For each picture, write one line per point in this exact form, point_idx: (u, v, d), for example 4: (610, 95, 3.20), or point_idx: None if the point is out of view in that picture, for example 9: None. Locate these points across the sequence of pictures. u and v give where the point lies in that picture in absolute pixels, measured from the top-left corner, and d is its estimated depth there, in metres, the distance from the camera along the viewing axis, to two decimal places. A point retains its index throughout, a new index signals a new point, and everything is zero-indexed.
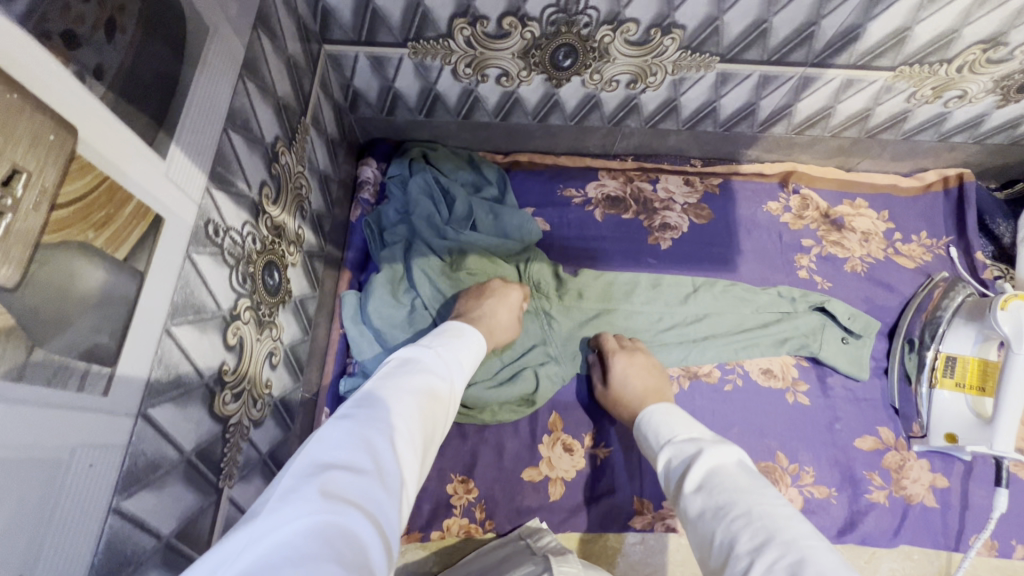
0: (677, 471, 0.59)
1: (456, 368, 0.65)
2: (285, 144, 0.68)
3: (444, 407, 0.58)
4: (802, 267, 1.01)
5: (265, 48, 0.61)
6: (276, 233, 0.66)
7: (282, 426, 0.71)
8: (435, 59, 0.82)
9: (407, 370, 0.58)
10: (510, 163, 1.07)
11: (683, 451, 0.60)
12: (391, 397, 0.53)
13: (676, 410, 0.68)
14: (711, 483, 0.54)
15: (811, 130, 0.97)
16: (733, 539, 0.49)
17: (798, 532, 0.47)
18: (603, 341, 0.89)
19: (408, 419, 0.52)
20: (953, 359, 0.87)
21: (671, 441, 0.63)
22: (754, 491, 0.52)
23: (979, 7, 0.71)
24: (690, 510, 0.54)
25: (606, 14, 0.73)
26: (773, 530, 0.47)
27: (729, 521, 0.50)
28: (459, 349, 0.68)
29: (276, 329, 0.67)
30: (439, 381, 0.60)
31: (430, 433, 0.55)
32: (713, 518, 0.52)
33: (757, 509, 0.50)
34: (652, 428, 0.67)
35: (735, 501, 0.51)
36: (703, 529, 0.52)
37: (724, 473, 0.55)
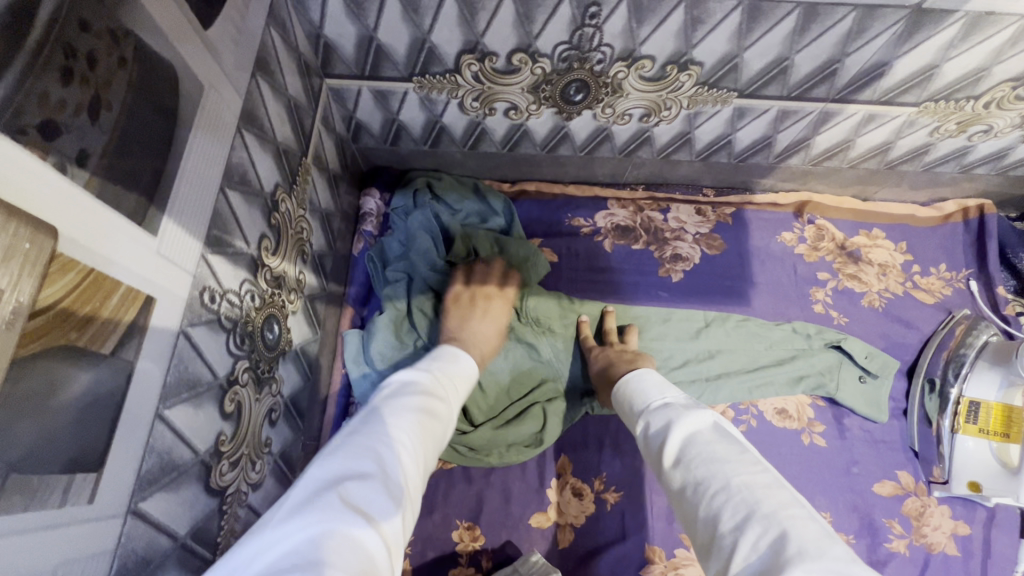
0: (654, 443, 0.56)
1: (457, 385, 0.62)
2: (285, 190, 0.65)
3: (447, 421, 0.56)
4: (817, 301, 0.98)
5: (264, 94, 0.58)
6: (275, 283, 0.63)
7: (283, 480, 0.68)
8: (441, 94, 0.79)
9: (411, 385, 0.56)
10: (516, 192, 1.05)
11: (657, 423, 0.57)
12: (402, 412, 0.50)
13: (650, 378, 0.67)
14: (688, 455, 0.51)
15: (829, 162, 0.94)
16: (715, 516, 0.46)
17: (777, 503, 0.44)
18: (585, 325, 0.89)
19: (413, 430, 0.49)
20: (976, 404, 0.84)
21: (646, 411, 0.61)
22: (732, 460, 0.49)
23: (1012, 46, 0.68)
24: (673, 486, 0.51)
25: (621, 51, 0.70)
26: (753, 503, 0.44)
27: (711, 498, 0.47)
28: (460, 365, 0.65)
29: (276, 383, 0.64)
30: (441, 395, 0.57)
31: (434, 447, 0.52)
32: (695, 494, 0.49)
33: (737, 481, 0.47)
34: (630, 397, 0.66)
35: (714, 473, 0.48)
36: (687, 505, 0.49)
37: (700, 442, 0.52)
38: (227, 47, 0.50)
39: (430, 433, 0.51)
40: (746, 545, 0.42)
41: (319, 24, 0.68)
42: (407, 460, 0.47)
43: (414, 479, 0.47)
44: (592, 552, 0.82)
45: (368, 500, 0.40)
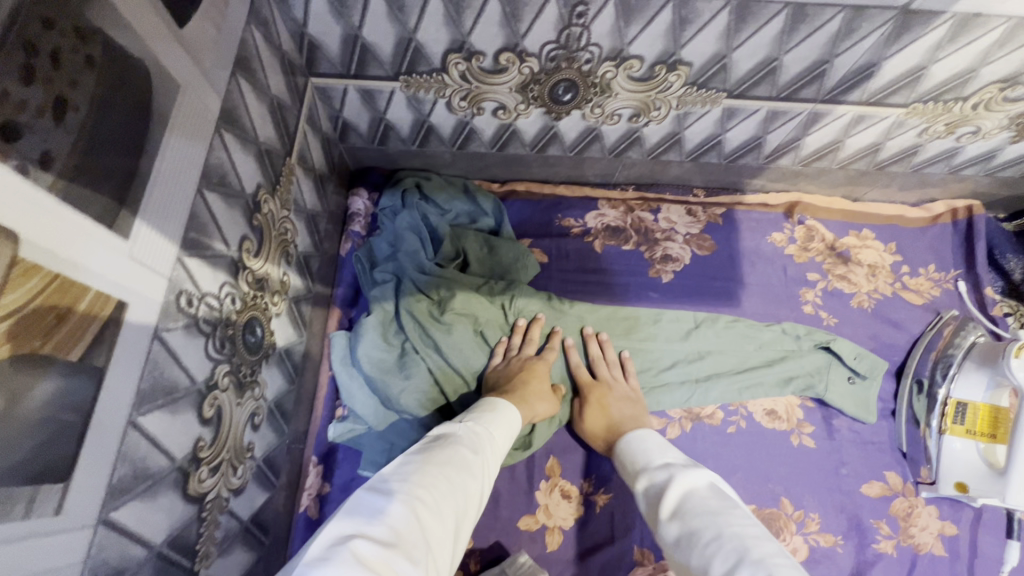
0: (654, 496, 0.58)
1: (488, 440, 0.66)
2: (268, 191, 0.64)
3: (475, 480, 0.59)
4: (807, 302, 0.98)
5: (245, 93, 0.57)
6: (258, 286, 0.62)
7: (266, 485, 0.68)
8: (429, 93, 0.78)
9: (437, 443, 0.61)
10: (506, 192, 1.04)
11: (655, 478, 0.59)
12: (423, 472, 0.55)
13: (646, 436, 0.68)
14: (682, 510, 0.53)
15: (818, 162, 0.94)
16: (707, 565, 0.47)
17: (765, 551, 0.46)
18: (571, 355, 0.89)
19: (435, 490, 0.54)
20: (964, 405, 0.84)
21: (643, 468, 0.63)
22: (724, 513, 0.50)
23: (1000, 47, 0.68)
24: (667, 538, 0.53)
25: (609, 50, 0.69)
26: (743, 550, 0.46)
27: (703, 548, 0.48)
28: (493, 421, 0.69)
29: (259, 387, 0.63)
30: (470, 452, 0.61)
31: (458, 507, 0.55)
32: (689, 545, 0.50)
33: (727, 533, 0.48)
34: (628, 451, 0.68)
35: (706, 524, 0.50)
36: (681, 558, 0.50)
37: (695, 498, 0.54)
38: (205, 47, 0.48)
39: (454, 494, 0.55)
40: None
41: (303, 22, 0.67)
42: (427, 521, 0.51)
43: (434, 539, 0.50)
44: (580, 555, 0.82)
45: (383, 558, 0.44)
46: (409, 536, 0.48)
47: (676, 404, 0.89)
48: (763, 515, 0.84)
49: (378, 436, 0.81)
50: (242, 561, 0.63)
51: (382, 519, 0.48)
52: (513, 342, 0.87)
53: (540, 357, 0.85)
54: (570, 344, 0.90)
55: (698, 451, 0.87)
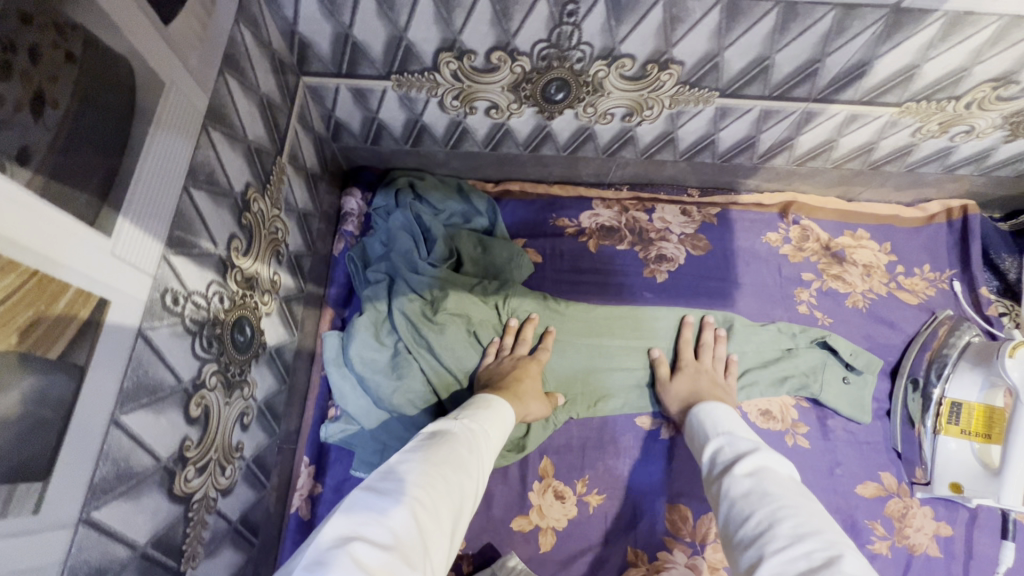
0: (729, 458, 0.61)
1: (483, 438, 0.65)
2: (258, 190, 0.64)
3: (471, 479, 0.59)
4: (802, 302, 0.98)
5: (233, 91, 0.57)
6: (247, 285, 0.62)
7: (256, 486, 0.67)
8: (421, 92, 0.78)
9: (433, 441, 0.60)
10: (500, 192, 1.04)
11: (739, 445, 0.62)
12: (420, 471, 0.55)
13: (728, 412, 0.72)
14: (761, 475, 0.55)
15: (812, 162, 0.94)
16: (773, 520, 0.49)
17: (837, 537, 0.47)
18: (689, 330, 0.92)
19: (431, 489, 0.53)
20: (959, 405, 0.83)
21: (728, 435, 0.66)
22: (805, 499, 0.52)
23: (991, 46, 0.68)
24: (732, 489, 0.56)
25: (601, 49, 0.69)
26: (817, 524, 0.48)
27: (775, 505, 0.51)
28: (486, 418, 0.69)
29: (248, 387, 0.63)
30: (465, 450, 0.61)
31: (455, 506, 0.55)
32: (756, 500, 0.52)
33: (805, 509, 0.50)
34: (710, 419, 0.71)
35: (786, 495, 0.52)
36: (743, 507, 0.53)
37: (775, 472, 0.56)
38: (192, 45, 0.48)
39: (451, 493, 0.55)
40: (797, 548, 0.45)
41: (294, 21, 0.67)
42: (425, 522, 0.50)
43: (432, 540, 0.50)
44: (574, 556, 0.82)
45: (383, 562, 0.44)
46: (408, 538, 0.48)
47: None
48: None
49: (370, 436, 0.81)
50: (231, 562, 0.62)
51: (379, 521, 0.48)
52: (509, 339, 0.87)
53: (534, 356, 0.85)
54: (689, 320, 0.93)
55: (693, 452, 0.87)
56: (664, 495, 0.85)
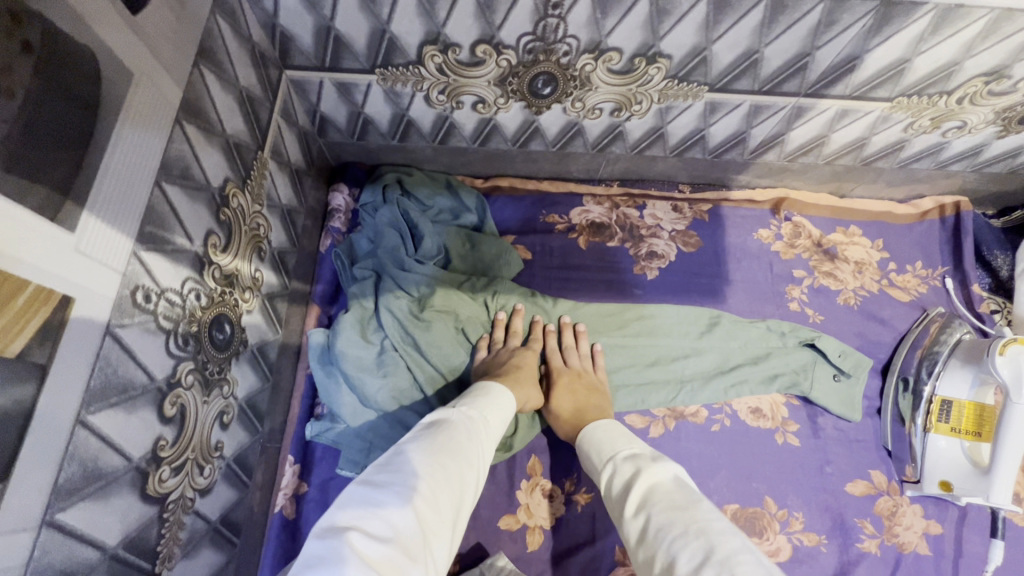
0: (619, 490, 0.57)
1: (482, 426, 0.65)
2: (238, 185, 0.63)
3: (472, 468, 0.59)
4: (793, 299, 0.97)
5: (210, 85, 0.56)
6: (226, 281, 0.61)
7: (238, 485, 0.66)
8: (406, 86, 0.77)
9: (433, 430, 0.60)
10: (489, 188, 1.03)
11: (624, 473, 0.58)
12: (419, 461, 0.55)
13: (610, 428, 0.68)
14: (646, 503, 0.53)
15: (804, 158, 0.93)
16: (672, 558, 0.47)
17: (728, 546, 0.45)
18: (549, 340, 0.88)
19: (430, 479, 0.53)
20: (948, 403, 0.83)
21: (611, 460, 0.62)
22: (686, 511, 0.50)
23: (983, 40, 0.67)
24: (631, 535, 0.52)
25: (587, 43, 0.68)
26: (707, 546, 0.45)
27: (667, 539, 0.48)
28: (485, 405, 0.68)
29: (228, 385, 0.62)
30: (465, 437, 0.61)
31: (456, 497, 0.55)
32: (652, 541, 0.49)
33: (690, 526, 0.48)
34: (595, 445, 0.67)
35: (671, 516, 0.50)
36: (646, 553, 0.50)
37: (660, 491, 0.53)
38: (164, 36, 0.47)
39: (451, 482, 0.55)
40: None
41: (274, 13, 0.65)
42: (424, 512, 0.50)
43: (432, 529, 0.50)
44: (561, 554, 0.81)
45: (384, 556, 0.44)
46: (408, 531, 0.48)
47: (660, 403, 0.89)
48: (747, 513, 0.83)
49: (356, 435, 0.80)
50: (212, 562, 0.62)
51: (378, 512, 0.48)
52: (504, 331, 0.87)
53: (529, 348, 0.86)
54: (549, 330, 0.90)
55: (682, 450, 0.87)
56: None
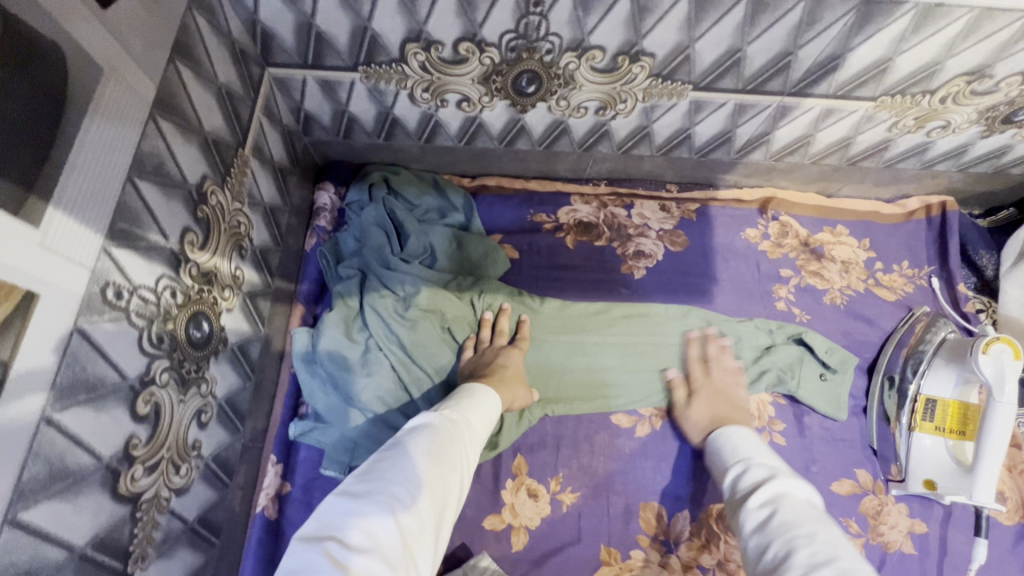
0: (749, 488, 0.63)
1: (466, 427, 0.65)
2: (216, 183, 0.62)
3: (456, 471, 0.58)
4: (779, 298, 0.97)
5: (186, 80, 0.55)
6: (205, 279, 0.60)
7: (217, 485, 0.66)
8: (390, 84, 0.76)
9: (414, 433, 0.60)
10: (476, 187, 1.02)
11: (759, 474, 0.63)
12: (399, 465, 0.54)
13: (749, 437, 0.74)
14: (777, 504, 0.57)
15: (790, 157, 0.93)
16: (790, 551, 0.50)
17: (854, 562, 0.47)
18: (689, 347, 0.91)
19: (412, 485, 0.53)
20: (933, 402, 0.83)
21: (746, 462, 0.67)
22: (820, 522, 0.53)
23: (964, 39, 0.67)
24: (750, 524, 0.57)
25: (569, 40, 0.68)
26: (835, 554, 0.48)
27: (791, 536, 0.51)
28: (469, 407, 0.68)
29: (206, 383, 0.61)
30: (448, 438, 0.61)
31: (441, 500, 0.55)
32: (771, 532, 0.54)
33: (818, 532, 0.51)
34: (728, 446, 0.73)
35: (797, 520, 0.53)
36: (761, 540, 0.54)
37: (791, 500, 0.57)
38: (135, 30, 0.47)
39: (434, 485, 0.55)
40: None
41: (254, 9, 0.65)
42: (406, 518, 0.50)
43: (415, 535, 0.50)
44: (545, 555, 0.81)
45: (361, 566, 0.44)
46: (388, 539, 0.48)
47: (645, 402, 0.90)
48: None
49: (340, 435, 0.80)
50: (189, 562, 0.61)
51: (357, 522, 0.48)
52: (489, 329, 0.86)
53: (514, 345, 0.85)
54: (691, 337, 0.92)
55: (668, 449, 0.87)
56: (639, 495, 0.85)
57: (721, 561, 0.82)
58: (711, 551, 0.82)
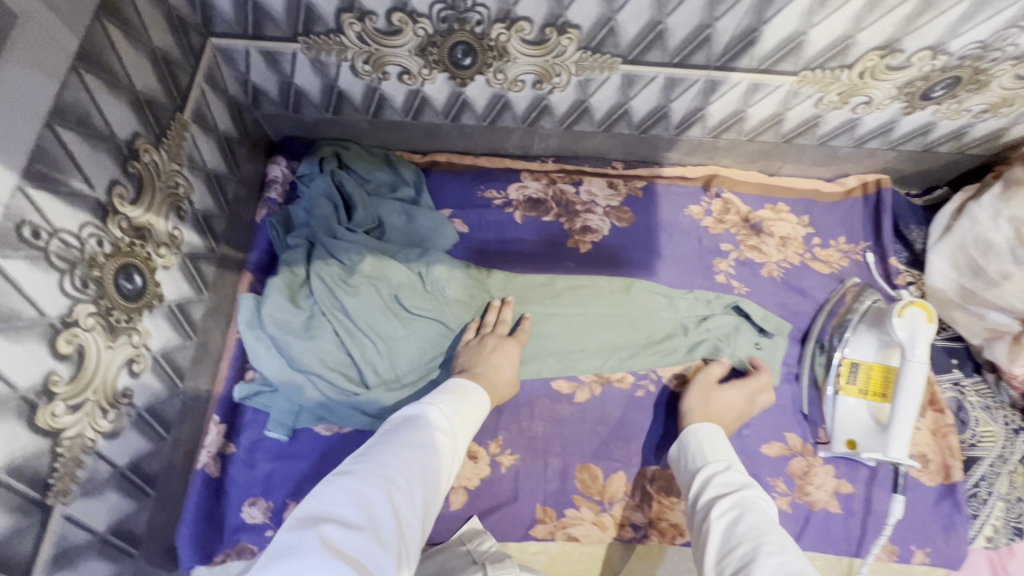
0: (717, 485, 0.64)
1: (458, 422, 0.71)
2: (150, 141, 0.64)
3: (445, 464, 0.65)
4: (719, 272, 1.01)
5: (115, 39, 0.58)
6: (136, 234, 0.63)
7: (152, 436, 0.68)
8: (331, 55, 0.79)
9: (410, 426, 0.66)
10: (428, 163, 1.04)
11: (730, 478, 0.65)
12: (396, 457, 0.60)
13: (716, 436, 0.73)
14: (745, 508, 0.59)
15: (727, 134, 0.96)
16: (757, 559, 0.52)
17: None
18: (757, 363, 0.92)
19: (406, 474, 0.59)
20: (857, 365, 0.86)
21: (724, 463, 0.67)
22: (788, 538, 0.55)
23: (870, 13, 0.70)
24: (716, 525, 0.59)
25: (497, 11, 0.71)
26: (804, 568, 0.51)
27: (762, 546, 0.53)
28: (463, 401, 0.74)
29: (138, 334, 0.64)
30: (441, 434, 0.67)
31: (429, 489, 0.61)
32: (741, 538, 0.56)
33: (786, 545, 0.53)
34: (698, 443, 0.72)
35: (768, 531, 0.55)
36: (730, 543, 0.56)
37: (759, 506, 0.59)
38: None
39: (423, 476, 0.61)
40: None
41: None
42: (399, 504, 0.56)
43: (406, 520, 0.56)
44: (482, 513, 0.84)
45: (356, 545, 0.50)
46: (380, 521, 0.53)
47: (587, 369, 0.92)
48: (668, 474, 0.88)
49: (286, 398, 0.83)
50: (119, 506, 0.63)
51: (355, 503, 0.54)
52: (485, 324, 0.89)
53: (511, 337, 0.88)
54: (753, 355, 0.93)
55: (606, 414, 0.91)
56: (576, 457, 0.88)
57: (652, 519, 0.85)
58: (644, 510, 0.86)
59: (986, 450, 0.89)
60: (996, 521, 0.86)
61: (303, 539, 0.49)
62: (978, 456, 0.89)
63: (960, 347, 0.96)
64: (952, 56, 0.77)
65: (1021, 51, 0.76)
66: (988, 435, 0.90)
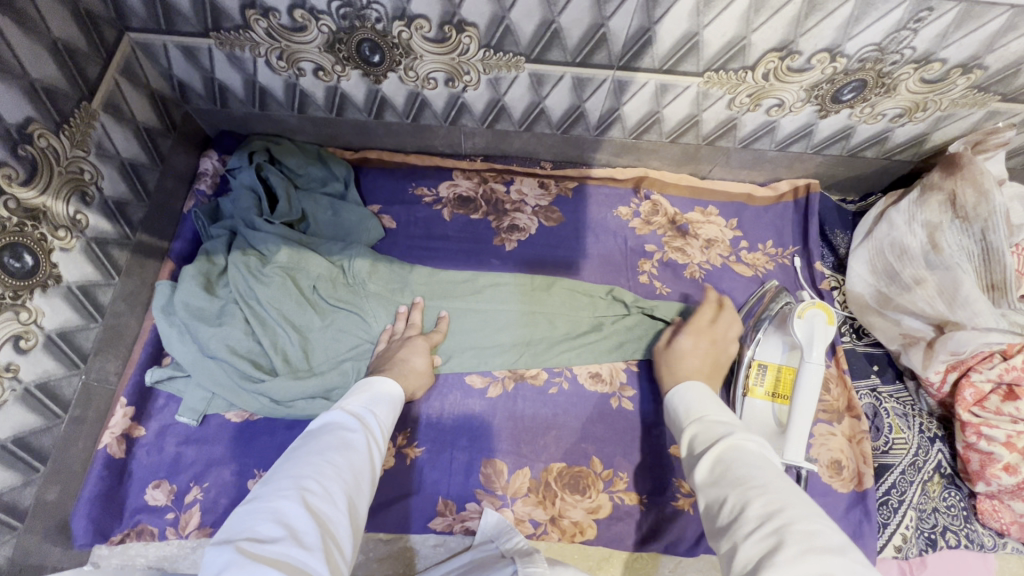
0: (700, 442, 0.63)
1: (372, 420, 0.71)
2: (48, 128, 0.67)
3: (362, 455, 0.65)
4: (643, 272, 1.01)
5: (7, 30, 0.61)
6: (28, 214, 0.66)
7: (38, 411, 0.72)
8: (244, 51, 0.82)
9: (317, 435, 0.65)
10: (360, 160, 1.07)
11: (710, 430, 0.64)
12: (306, 464, 0.59)
13: (693, 392, 0.73)
14: (725, 458, 0.58)
15: (648, 135, 0.97)
16: (744, 505, 0.51)
17: (799, 510, 0.49)
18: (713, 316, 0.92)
19: (321, 476, 0.58)
20: (765, 366, 0.87)
21: (699, 419, 0.67)
22: (770, 474, 0.54)
23: (757, 14, 0.71)
24: (704, 485, 0.58)
25: (393, 10, 0.74)
26: (784, 503, 0.50)
27: (742, 489, 0.53)
28: (373, 400, 0.74)
29: (28, 312, 0.68)
30: (352, 433, 0.67)
31: (350, 483, 0.61)
32: (724, 493, 0.54)
33: (769, 486, 0.52)
34: (682, 403, 0.72)
35: (751, 472, 0.54)
36: (715, 502, 0.55)
37: (740, 450, 0.58)
38: None
39: (340, 474, 0.60)
40: (761, 531, 0.48)
41: None
42: (319, 505, 0.55)
43: (331, 517, 0.55)
44: (382, 504, 0.85)
45: (278, 551, 0.49)
46: (302, 523, 0.52)
47: (499, 364, 0.93)
48: (573, 473, 0.87)
49: (196, 386, 0.85)
50: None
51: (269, 518, 0.52)
52: (398, 326, 0.90)
53: (418, 335, 0.89)
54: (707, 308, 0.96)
55: (517, 409, 0.91)
56: (483, 451, 0.88)
57: (554, 517, 0.85)
58: (546, 507, 0.85)
59: (898, 457, 0.87)
60: (907, 530, 0.83)
61: (219, 565, 0.47)
62: (890, 463, 0.86)
63: (881, 353, 0.96)
64: (850, 58, 0.77)
65: (919, 54, 0.76)
66: (901, 442, 0.88)
